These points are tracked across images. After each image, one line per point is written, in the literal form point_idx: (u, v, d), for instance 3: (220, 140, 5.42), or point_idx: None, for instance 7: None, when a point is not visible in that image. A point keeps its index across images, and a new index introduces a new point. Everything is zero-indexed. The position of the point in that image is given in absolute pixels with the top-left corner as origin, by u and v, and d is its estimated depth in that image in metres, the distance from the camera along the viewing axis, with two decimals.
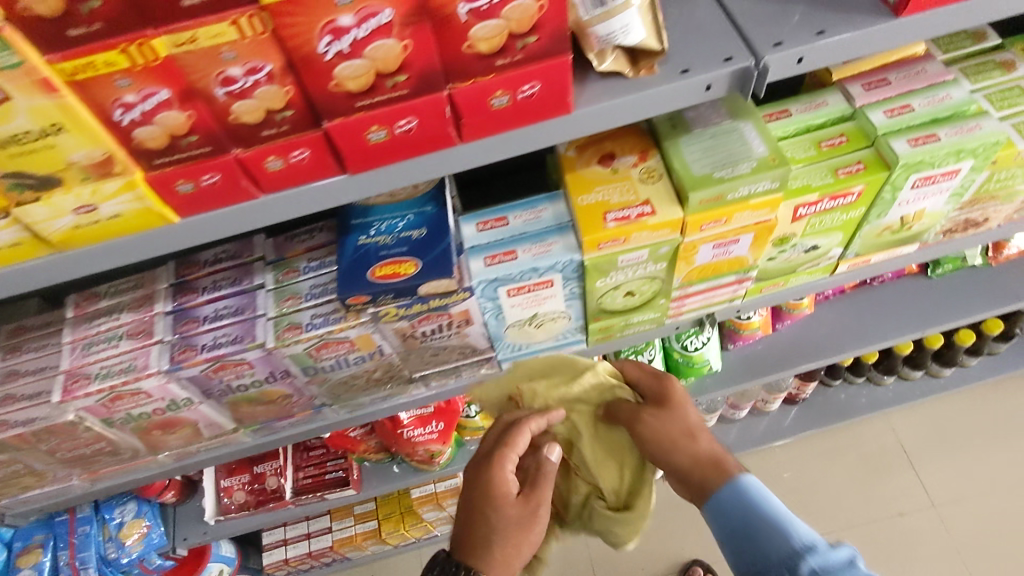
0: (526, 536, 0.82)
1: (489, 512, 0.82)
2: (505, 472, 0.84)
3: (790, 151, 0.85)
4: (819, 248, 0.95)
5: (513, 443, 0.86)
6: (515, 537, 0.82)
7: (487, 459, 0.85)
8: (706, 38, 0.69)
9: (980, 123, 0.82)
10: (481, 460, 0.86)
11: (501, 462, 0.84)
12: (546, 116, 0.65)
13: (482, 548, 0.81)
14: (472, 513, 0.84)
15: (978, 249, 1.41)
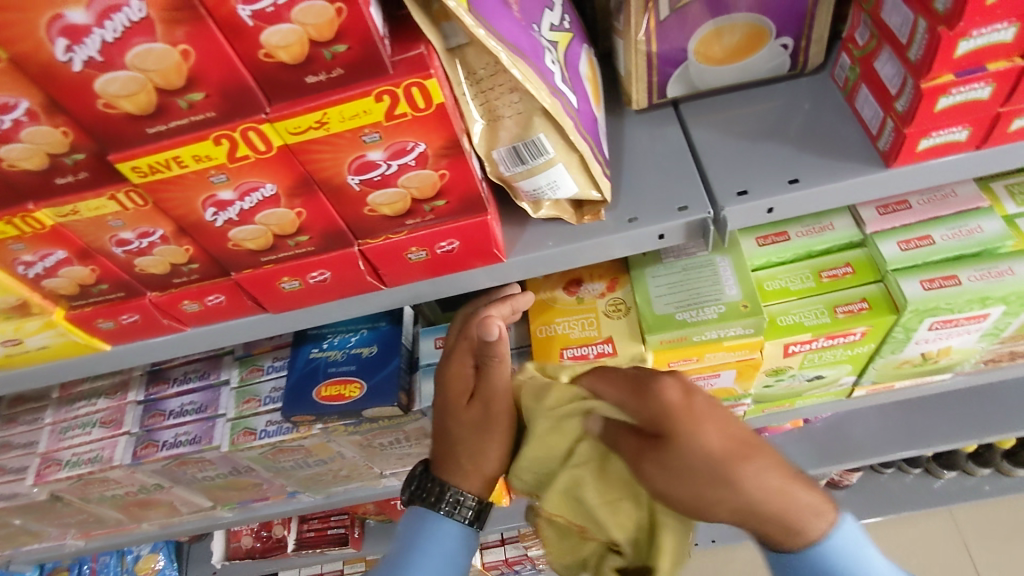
0: (489, 442, 0.70)
1: (447, 416, 0.70)
2: (444, 387, 0.70)
3: (785, 280, 0.77)
4: (825, 377, 0.85)
5: (468, 332, 0.69)
6: (476, 442, 0.70)
7: (446, 354, 0.71)
8: (664, 179, 0.62)
9: (1011, 266, 0.71)
10: (444, 357, 0.71)
11: (461, 357, 0.69)
12: (475, 265, 0.60)
13: (448, 458, 0.71)
14: (434, 418, 0.72)
15: None
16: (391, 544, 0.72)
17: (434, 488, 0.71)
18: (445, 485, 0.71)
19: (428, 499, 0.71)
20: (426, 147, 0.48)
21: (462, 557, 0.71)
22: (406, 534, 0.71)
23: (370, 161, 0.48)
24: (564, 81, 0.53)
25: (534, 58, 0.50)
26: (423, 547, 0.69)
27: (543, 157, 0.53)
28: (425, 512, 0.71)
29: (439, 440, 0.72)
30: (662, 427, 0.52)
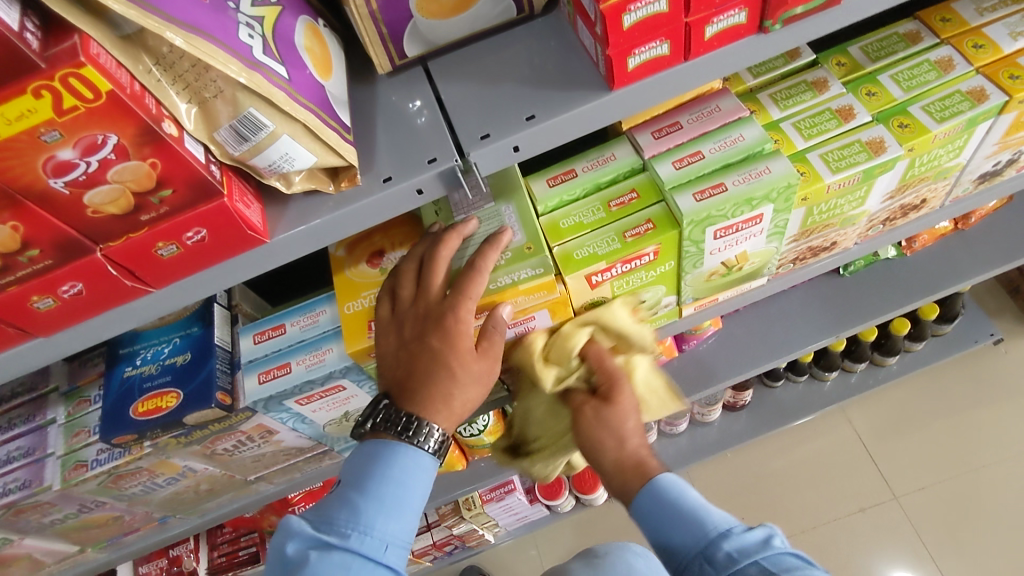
0: (478, 388, 0.72)
1: (449, 370, 0.70)
2: (461, 338, 0.69)
3: (578, 215, 0.80)
4: (645, 302, 0.89)
5: (474, 292, 0.68)
6: (471, 392, 0.72)
7: (440, 309, 0.69)
8: (415, 136, 0.65)
9: (769, 166, 0.76)
10: (433, 315, 0.69)
11: (461, 318, 0.69)
12: (239, 251, 0.61)
13: (439, 402, 0.70)
14: (423, 365, 0.70)
15: (889, 244, 1.29)
16: (347, 476, 0.71)
17: (407, 422, 0.70)
18: (419, 420, 0.70)
19: (399, 431, 0.70)
20: (119, 138, 0.48)
21: (426, 485, 0.73)
22: (371, 461, 0.71)
23: (65, 161, 0.47)
24: (269, 54, 0.53)
25: (224, 35, 0.50)
26: (400, 480, 0.70)
27: (265, 131, 0.54)
28: (395, 443, 0.71)
29: (421, 387, 0.69)
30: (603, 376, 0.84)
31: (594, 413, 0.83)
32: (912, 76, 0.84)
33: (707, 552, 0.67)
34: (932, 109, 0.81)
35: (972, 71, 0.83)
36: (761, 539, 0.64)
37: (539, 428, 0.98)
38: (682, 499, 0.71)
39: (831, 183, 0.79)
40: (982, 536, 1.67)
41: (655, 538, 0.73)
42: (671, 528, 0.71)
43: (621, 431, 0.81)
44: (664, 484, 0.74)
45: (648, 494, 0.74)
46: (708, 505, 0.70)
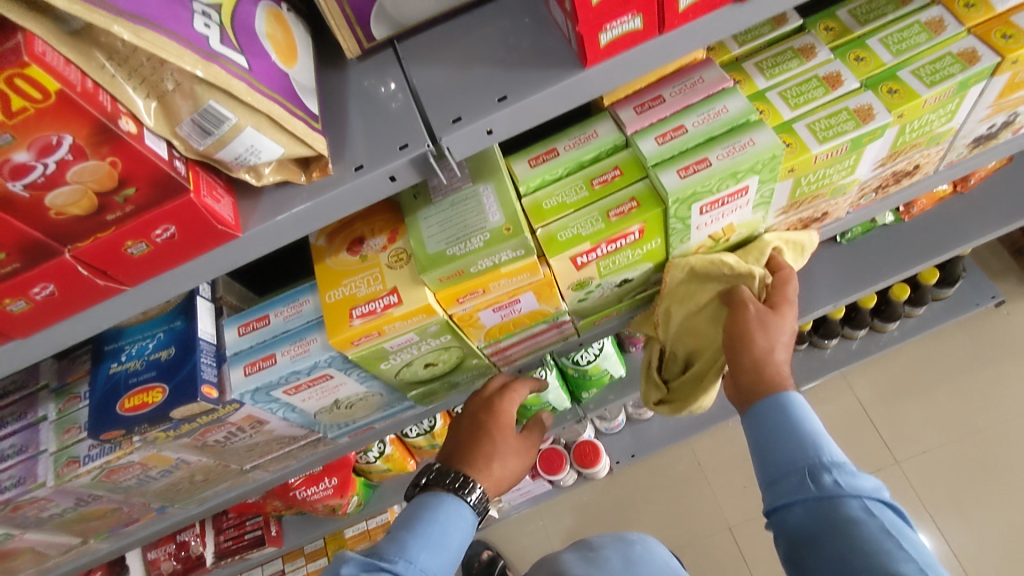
0: (514, 461, 0.89)
1: (490, 441, 0.88)
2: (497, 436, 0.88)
3: (560, 195, 0.79)
4: (633, 279, 0.88)
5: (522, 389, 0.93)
6: (507, 466, 0.88)
7: (492, 396, 0.92)
8: (387, 122, 0.63)
9: (753, 137, 0.75)
10: (488, 400, 0.92)
11: (506, 405, 0.91)
12: (211, 246, 0.60)
13: (480, 461, 0.86)
14: (472, 436, 0.89)
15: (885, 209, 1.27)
16: (397, 521, 0.81)
17: (455, 476, 0.84)
18: (466, 477, 0.84)
19: (448, 484, 0.83)
20: (74, 138, 0.47)
21: (464, 540, 0.82)
22: (420, 507, 0.82)
23: (21, 164, 0.46)
24: (227, 44, 0.52)
25: (177, 27, 0.48)
26: (443, 524, 0.80)
27: (227, 124, 0.52)
28: (443, 493, 0.83)
29: (469, 449, 0.88)
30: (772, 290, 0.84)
31: (757, 315, 0.80)
32: (902, 39, 0.82)
33: (814, 474, 0.69)
34: (922, 73, 0.79)
35: (963, 32, 0.80)
36: (871, 486, 0.68)
37: (686, 343, 0.96)
38: (807, 423, 0.73)
39: (818, 153, 0.78)
40: (985, 498, 1.68)
41: (758, 436, 0.75)
42: (781, 446, 0.73)
43: (775, 338, 0.78)
44: (794, 404, 0.74)
45: (770, 402, 0.75)
46: (827, 437, 0.72)
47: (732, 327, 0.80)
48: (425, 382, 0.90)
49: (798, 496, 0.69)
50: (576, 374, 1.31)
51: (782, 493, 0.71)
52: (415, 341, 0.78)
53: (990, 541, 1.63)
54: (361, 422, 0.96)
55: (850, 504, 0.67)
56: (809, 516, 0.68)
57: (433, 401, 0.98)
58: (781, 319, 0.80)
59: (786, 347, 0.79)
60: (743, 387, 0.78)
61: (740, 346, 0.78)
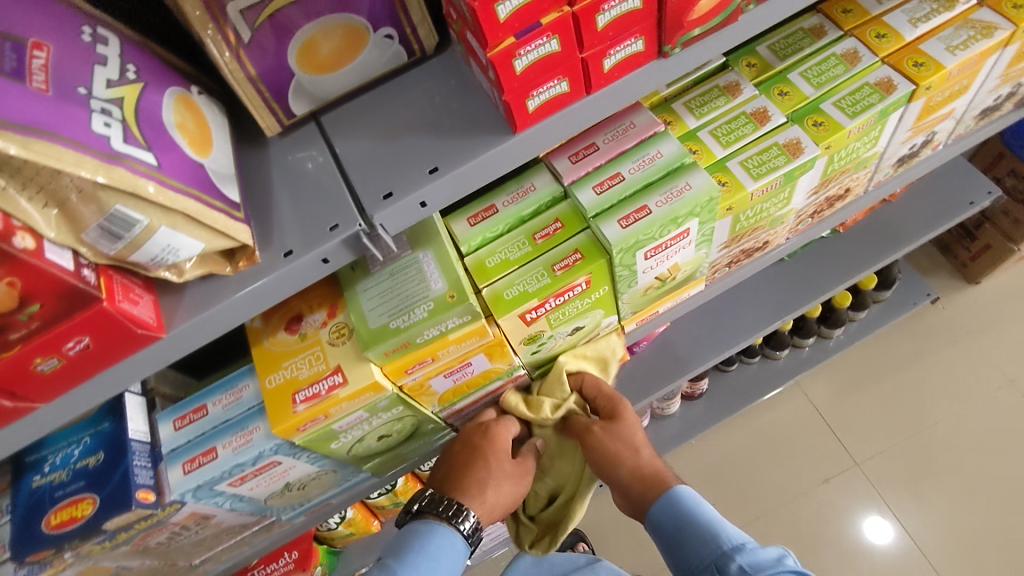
0: (511, 483, 0.87)
1: (483, 462, 0.86)
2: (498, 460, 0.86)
3: (503, 252, 0.77)
4: (585, 326, 0.87)
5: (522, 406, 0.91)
6: (504, 484, 0.87)
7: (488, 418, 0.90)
8: (314, 202, 0.60)
9: (689, 181, 0.75)
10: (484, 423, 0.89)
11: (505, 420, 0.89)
12: (132, 351, 0.56)
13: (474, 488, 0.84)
14: (467, 460, 0.87)
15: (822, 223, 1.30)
16: (386, 552, 0.80)
17: (447, 505, 0.83)
18: (458, 505, 0.82)
19: (441, 513, 0.82)
20: None
21: (455, 566, 0.81)
22: (409, 538, 0.81)
23: None
24: (132, 142, 0.49)
25: (73, 131, 0.45)
26: (433, 553, 0.79)
27: (139, 227, 0.49)
28: (435, 522, 0.82)
29: (463, 474, 0.86)
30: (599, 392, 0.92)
31: (603, 431, 0.88)
32: (820, 71, 0.83)
33: (722, 564, 0.71)
34: (844, 104, 0.81)
35: (878, 62, 0.82)
36: (774, 557, 0.69)
37: (553, 477, 0.98)
38: (701, 513, 0.76)
39: (753, 191, 0.79)
40: (942, 491, 1.72)
41: (667, 543, 0.78)
42: (684, 543, 0.76)
43: (632, 443, 0.87)
44: (680, 497, 0.79)
45: (665, 503, 0.79)
46: (721, 521, 0.75)
47: (599, 447, 0.88)
48: (381, 452, 0.87)
49: None
50: None
51: None
52: (365, 418, 0.74)
53: (950, 532, 1.67)
54: (317, 499, 0.91)
55: None
56: None
57: (391, 469, 0.94)
58: (630, 424, 0.89)
59: (643, 442, 0.88)
60: (621, 484, 0.86)
61: (606, 443, 0.87)
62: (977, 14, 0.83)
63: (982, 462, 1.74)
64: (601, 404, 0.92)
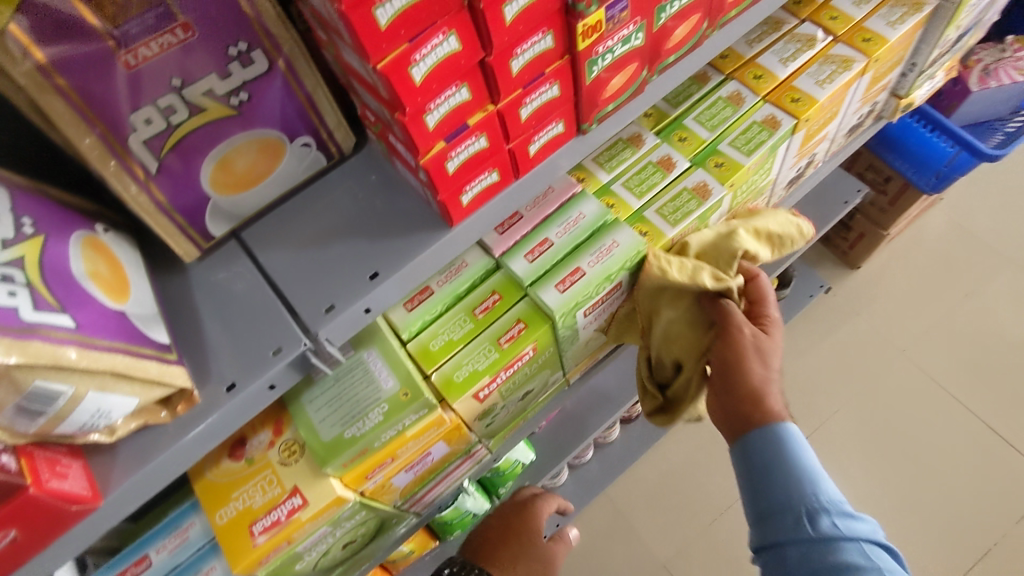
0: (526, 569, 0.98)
1: (517, 538, 1.01)
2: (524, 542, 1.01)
3: (446, 333, 0.76)
4: (534, 389, 0.87)
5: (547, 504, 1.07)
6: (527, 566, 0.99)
7: (527, 500, 1.07)
8: (250, 325, 0.57)
9: (616, 238, 0.77)
10: (520, 505, 1.07)
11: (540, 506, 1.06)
12: (66, 529, 0.49)
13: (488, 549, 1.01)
14: (501, 532, 1.02)
15: None
16: None
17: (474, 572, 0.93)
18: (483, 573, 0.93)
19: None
20: None
21: None
22: None
23: None
24: (44, 307, 0.44)
25: None
26: None
27: (63, 397, 0.44)
28: None
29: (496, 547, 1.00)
30: (757, 296, 0.86)
31: (754, 336, 0.80)
32: (712, 115, 0.89)
33: (812, 514, 0.68)
34: (738, 144, 0.86)
35: (760, 101, 0.89)
36: (868, 529, 0.67)
37: (671, 352, 0.88)
38: (805, 459, 0.72)
39: (673, 235, 0.82)
40: (867, 466, 1.87)
41: (753, 470, 0.74)
42: (772, 476, 0.72)
43: (769, 366, 0.79)
44: (786, 436, 0.74)
45: (766, 435, 0.74)
46: (823, 474, 0.71)
47: (726, 353, 0.79)
48: (344, 560, 0.82)
49: (794, 536, 0.68)
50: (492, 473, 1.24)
51: (774, 531, 0.70)
52: (329, 532, 0.70)
53: (879, 500, 1.83)
54: None
55: (848, 550, 0.65)
56: (804, 560, 0.67)
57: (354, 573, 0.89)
58: (771, 342, 0.81)
59: (779, 371, 0.80)
60: (732, 409, 0.78)
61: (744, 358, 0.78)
62: (835, 49, 0.90)
63: (893, 430, 1.91)
64: (754, 315, 0.85)
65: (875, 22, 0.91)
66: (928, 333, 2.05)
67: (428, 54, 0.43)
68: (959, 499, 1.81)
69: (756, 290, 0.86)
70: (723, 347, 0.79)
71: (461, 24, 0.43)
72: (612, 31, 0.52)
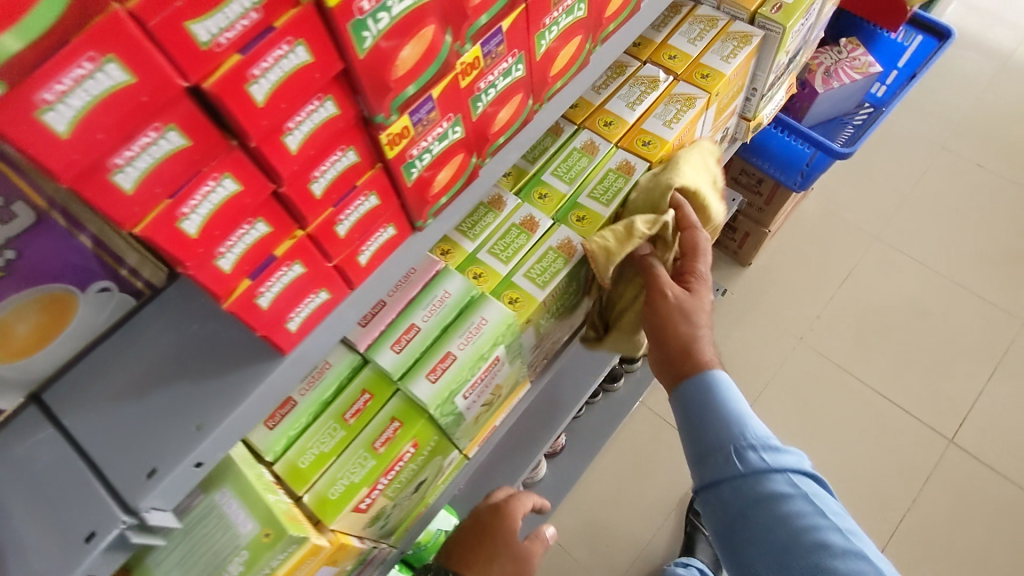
0: None
1: None
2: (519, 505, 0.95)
3: (316, 447, 0.70)
4: (428, 477, 0.82)
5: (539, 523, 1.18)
6: None
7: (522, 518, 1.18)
8: (59, 508, 0.49)
9: (483, 314, 0.74)
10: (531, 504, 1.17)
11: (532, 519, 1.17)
12: None
13: (483, 562, 0.89)
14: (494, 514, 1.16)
15: None
16: None
17: None
18: None
19: None
20: None
21: None
22: None
23: None
24: None
25: None
26: None
27: None
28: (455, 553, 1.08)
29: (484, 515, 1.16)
30: (693, 243, 0.85)
31: (682, 297, 0.81)
32: (568, 167, 0.88)
33: (738, 452, 0.75)
34: (597, 194, 0.85)
35: (613, 147, 0.88)
36: (793, 461, 0.75)
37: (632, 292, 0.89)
38: (731, 399, 0.78)
39: (545, 298, 0.80)
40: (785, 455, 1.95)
41: (687, 414, 0.80)
42: (707, 427, 0.78)
43: (696, 324, 0.81)
44: (715, 379, 0.79)
45: (697, 380, 0.80)
46: (751, 415, 0.77)
47: (655, 313, 0.81)
48: None
49: (727, 474, 0.76)
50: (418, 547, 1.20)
51: (710, 473, 0.77)
52: None
53: None
54: None
55: (778, 482, 0.73)
56: (737, 493, 0.75)
57: None
58: (702, 303, 0.82)
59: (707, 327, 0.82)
60: (663, 357, 0.82)
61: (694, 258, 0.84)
62: (677, 88, 0.90)
63: (802, 418, 2.00)
64: (687, 266, 0.85)
65: (711, 58, 0.92)
66: (819, 319, 2.16)
67: (201, 202, 0.38)
68: (870, 472, 1.92)
69: (688, 237, 0.86)
70: (655, 304, 0.81)
71: (235, 164, 0.38)
72: (424, 133, 0.48)
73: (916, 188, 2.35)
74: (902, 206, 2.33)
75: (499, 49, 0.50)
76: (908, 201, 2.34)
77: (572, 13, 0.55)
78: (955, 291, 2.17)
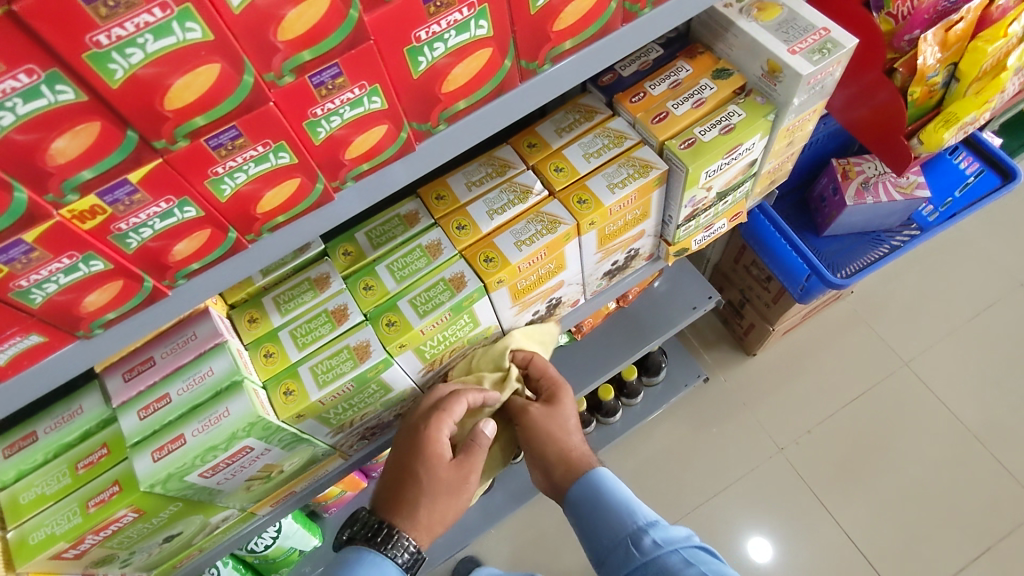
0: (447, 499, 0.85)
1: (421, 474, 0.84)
2: (442, 423, 0.83)
3: (41, 487, 0.72)
4: (183, 531, 0.83)
5: (438, 438, 0.83)
6: (442, 500, 0.84)
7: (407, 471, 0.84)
8: None
9: (229, 407, 0.71)
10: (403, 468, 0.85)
11: (430, 471, 0.84)
12: None
13: (405, 509, 0.84)
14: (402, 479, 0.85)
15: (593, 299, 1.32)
16: None
17: (380, 530, 0.82)
18: (394, 531, 0.82)
19: (371, 538, 0.81)
20: None
21: None
22: None
23: None
24: None
25: None
26: None
27: None
28: (365, 548, 0.81)
29: (400, 485, 0.85)
30: (542, 373, 0.94)
31: (544, 412, 0.93)
32: (405, 264, 0.83)
33: (635, 539, 0.80)
34: (416, 302, 0.80)
35: (456, 254, 0.82)
36: (682, 535, 0.79)
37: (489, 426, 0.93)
38: (617, 491, 0.86)
39: (320, 399, 0.76)
40: None
41: (580, 520, 0.87)
42: (600, 524, 0.84)
43: (566, 428, 0.93)
44: (601, 478, 0.88)
45: (585, 482, 0.88)
46: (637, 502, 0.84)
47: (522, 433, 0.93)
48: None
49: (628, 566, 0.80)
50: (258, 560, 1.26)
51: (613, 566, 0.81)
52: None
53: None
54: None
55: (671, 556, 0.77)
56: None
57: None
58: (566, 409, 0.94)
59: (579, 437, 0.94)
60: (556, 482, 0.92)
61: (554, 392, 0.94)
62: (547, 206, 0.83)
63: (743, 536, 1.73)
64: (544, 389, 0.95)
65: (596, 181, 0.84)
66: (808, 433, 1.85)
67: None
68: None
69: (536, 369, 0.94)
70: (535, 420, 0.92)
71: None
72: (33, 267, 0.46)
73: (975, 319, 1.96)
74: (949, 335, 1.94)
75: (137, 197, 0.47)
76: (959, 330, 1.95)
77: (267, 160, 0.51)
78: (976, 450, 1.78)
